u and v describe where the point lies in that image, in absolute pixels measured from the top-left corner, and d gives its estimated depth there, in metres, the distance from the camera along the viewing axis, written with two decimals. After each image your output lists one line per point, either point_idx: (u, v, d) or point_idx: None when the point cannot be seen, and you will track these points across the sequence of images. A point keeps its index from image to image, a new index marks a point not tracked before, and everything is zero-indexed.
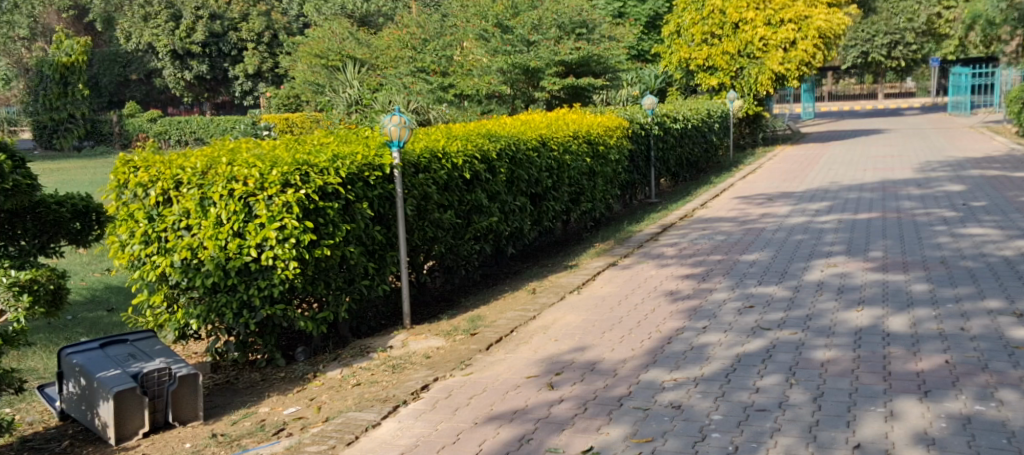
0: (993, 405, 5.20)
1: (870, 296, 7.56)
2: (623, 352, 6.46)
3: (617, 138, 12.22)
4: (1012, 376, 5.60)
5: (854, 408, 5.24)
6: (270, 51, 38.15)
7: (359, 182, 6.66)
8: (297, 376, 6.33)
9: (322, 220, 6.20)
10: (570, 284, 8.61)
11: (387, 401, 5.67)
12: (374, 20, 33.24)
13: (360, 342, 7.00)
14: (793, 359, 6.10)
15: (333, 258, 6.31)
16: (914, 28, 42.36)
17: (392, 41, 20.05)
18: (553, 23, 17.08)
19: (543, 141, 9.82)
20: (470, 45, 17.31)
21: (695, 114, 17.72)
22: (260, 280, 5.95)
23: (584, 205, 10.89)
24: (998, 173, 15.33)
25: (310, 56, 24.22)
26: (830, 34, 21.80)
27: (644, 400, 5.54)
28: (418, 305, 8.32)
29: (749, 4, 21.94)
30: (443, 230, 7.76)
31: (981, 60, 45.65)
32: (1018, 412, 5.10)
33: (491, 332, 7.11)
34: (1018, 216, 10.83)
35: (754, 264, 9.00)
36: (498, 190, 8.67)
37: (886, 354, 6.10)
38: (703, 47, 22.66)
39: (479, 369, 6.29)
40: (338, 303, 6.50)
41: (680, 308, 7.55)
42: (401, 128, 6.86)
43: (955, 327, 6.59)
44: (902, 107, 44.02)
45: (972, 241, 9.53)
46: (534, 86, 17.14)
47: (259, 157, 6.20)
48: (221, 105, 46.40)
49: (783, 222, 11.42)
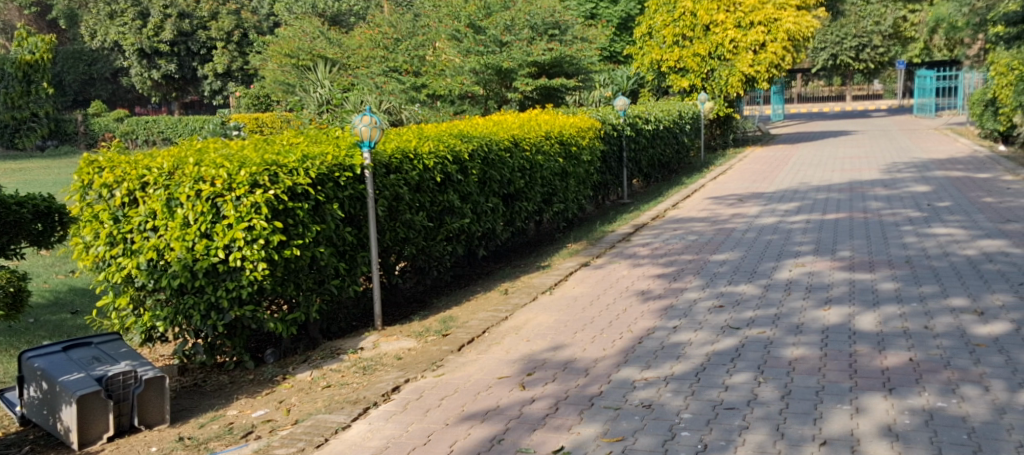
0: (954, 401, 5.26)
1: (837, 295, 7.63)
2: (595, 351, 6.47)
3: (590, 139, 12.25)
4: (973, 373, 5.67)
5: (821, 405, 5.27)
6: (240, 50, 37.70)
7: (330, 182, 6.62)
8: (266, 378, 6.27)
9: (291, 221, 6.15)
10: (543, 284, 8.61)
11: (358, 403, 5.65)
12: (346, 19, 33.41)
13: (331, 343, 6.95)
14: (762, 357, 6.13)
15: (303, 259, 6.27)
16: (882, 31, 42.88)
17: (363, 40, 19.94)
18: (526, 24, 17.06)
19: (515, 141, 9.80)
20: (442, 45, 17.26)
21: (667, 116, 17.77)
22: (228, 282, 5.89)
23: (556, 205, 10.89)
24: (963, 174, 15.56)
25: (280, 55, 24.04)
26: (798, 37, 21.96)
27: (615, 399, 5.54)
28: (390, 306, 8.27)
29: (720, 6, 22.00)
30: (414, 231, 7.74)
31: (945, 63, 46.35)
32: (979, 408, 5.16)
33: (463, 333, 7.10)
34: (982, 217, 10.97)
35: (724, 264, 9.04)
36: (470, 191, 8.64)
37: (853, 352, 6.14)
38: (674, 49, 22.79)
39: (450, 370, 6.28)
40: (309, 304, 6.44)
41: (652, 307, 7.58)
42: (372, 128, 6.83)
43: (919, 325, 6.65)
44: (869, 108, 44.57)
45: (936, 240, 9.64)
46: (507, 87, 17.11)
47: (228, 158, 6.14)
48: (189, 104, 46.02)
49: (753, 222, 11.49)
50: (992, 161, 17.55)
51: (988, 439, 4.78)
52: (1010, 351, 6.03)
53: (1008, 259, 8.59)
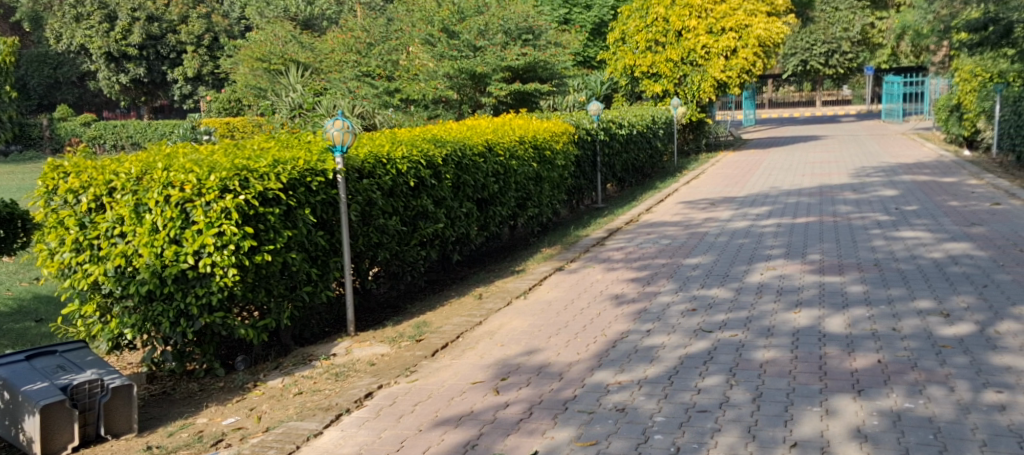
0: (921, 402, 5.31)
1: (807, 297, 7.68)
2: (569, 355, 6.46)
3: (564, 143, 12.25)
4: (939, 374, 5.73)
5: (791, 407, 5.30)
6: (210, 54, 37.38)
7: (301, 187, 6.57)
8: (237, 385, 6.20)
9: (262, 226, 6.09)
10: (517, 289, 8.59)
11: (330, 410, 5.60)
12: (318, 23, 33.32)
13: (303, 350, 6.90)
14: (734, 360, 6.15)
15: (274, 264, 6.21)
16: (850, 37, 43.28)
17: (335, 44, 19.83)
18: (499, 28, 17.00)
19: (489, 146, 9.78)
20: (416, 49, 17.22)
21: (641, 121, 17.82)
22: (198, 288, 5.81)
23: (530, 210, 10.90)
24: (929, 178, 15.74)
25: (251, 59, 23.84)
26: (768, 43, 22.15)
27: (589, 403, 5.53)
28: (364, 312, 8.22)
29: (692, 12, 22.10)
30: (388, 236, 7.71)
31: (913, 69, 46.94)
32: (945, 408, 5.22)
33: (437, 338, 7.06)
34: (948, 220, 11.10)
35: (696, 268, 9.07)
36: (443, 195, 8.61)
37: (823, 354, 6.18)
38: (647, 54, 22.89)
39: (424, 375, 6.24)
40: (281, 310, 6.38)
41: (626, 311, 7.59)
42: (344, 133, 6.80)
43: (888, 328, 6.71)
44: (839, 113, 45.05)
45: (904, 244, 9.74)
46: (481, 91, 17.09)
47: (197, 162, 6.08)
48: (159, 108, 45.60)
49: (725, 227, 11.55)
50: (958, 165, 17.77)
51: (954, 439, 4.83)
52: (975, 352, 6.10)
53: (973, 262, 8.70)
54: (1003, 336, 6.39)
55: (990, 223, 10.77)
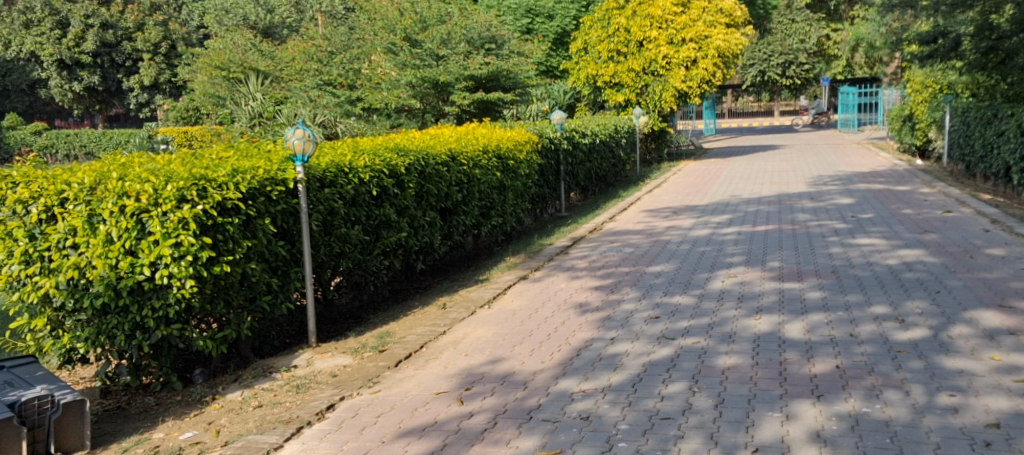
0: (878, 406, 5.34)
1: (768, 304, 7.73)
2: (534, 364, 6.43)
3: (527, 152, 12.23)
4: (895, 378, 5.77)
5: (752, 413, 5.30)
6: (168, 62, 36.89)
7: (261, 196, 6.48)
8: (195, 398, 6.07)
9: (220, 237, 6.00)
10: (481, 298, 8.55)
11: (290, 422, 5.52)
12: (278, 31, 33.14)
13: (263, 361, 6.79)
14: (696, 366, 6.15)
15: (233, 275, 6.11)
16: (806, 49, 43.85)
17: (295, 53, 19.74)
18: (462, 38, 16.98)
19: (452, 155, 9.74)
20: (379, 58, 17.14)
21: (603, 130, 17.87)
22: (154, 300, 5.71)
23: (493, 219, 10.85)
24: (884, 187, 15.97)
25: (209, 67, 23.50)
26: (728, 54, 22.36)
27: (553, 412, 5.50)
28: (326, 323, 8.11)
29: (653, 23, 22.26)
30: (350, 245, 7.63)
31: (867, 81, 47.75)
32: (900, 411, 5.26)
33: (400, 348, 7.00)
34: (902, 228, 11.25)
35: (659, 275, 9.09)
36: (407, 205, 8.56)
37: (783, 360, 6.21)
38: (609, 64, 23.03)
39: (387, 386, 6.18)
40: (240, 322, 6.26)
41: (590, 319, 7.58)
42: (305, 142, 6.75)
43: (845, 333, 6.76)
44: (796, 123, 45.66)
45: (861, 250, 9.85)
46: (445, 100, 17.01)
47: (153, 172, 5.97)
48: (113, 117, 45.04)
49: (687, 235, 11.60)
50: (911, 174, 18.07)
51: (910, 442, 4.87)
52: (929, 356, 6.17)
53: (926, 268, 8.83)
54: (955, 340, 6.48)
55: (942, 230, 10.95)
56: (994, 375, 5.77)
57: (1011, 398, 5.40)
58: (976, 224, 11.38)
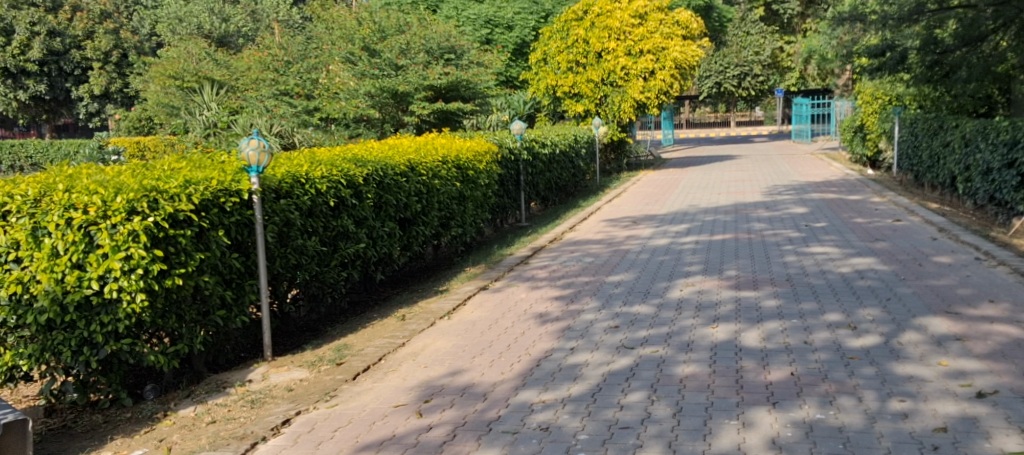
0: (832, 412, 5.38)
1: (724, 312, 7.76)
2: (493, 375, 6.39)
3: (486, 163, 12.18)
4: (849, 385, 5.82)
5: (710, 421, 5.31)
6: (119, 71, 36.27)
7: (215, 207, 6.38)
8: (145, 415, 5.92)
9: (172, 249, 5.88)
10: (441, 309, 8.48)
11: (245, 438, 5.43)
12: (233, 41, 33.00)
13: (216, 376, 6.65)
14: (655, 376, 6.15)
15: (185, 288, 5.99)
16: (761, 61, 44.42)
17: (251, 62, 19.59)
18: (421, 48, 16.95)
19: (411, 166, 9.67)
20: (337, 68, 17.01)
21: (563, 140, 17.90)
22: (103, 315, 5.57)
23: (453, 229, 10.79)
24: (836, 196, 16.18)
25: (162, 76, 23.11)
26: (685, 65, 22.56)
27: (513, 424, 5.46)
28: (282, 336, 7.96)
29: (611, 34, 22.40)
30: (307, 257, 7.52)
31: (819, 92, 48.52)
32: (854, 417, 5.30)
33: (359, 361, 6.92)
34: (854, 236, 11.41)
35: (618, 285, 9.10)
36: (365, 216, 8.49)
37: (739, 368, 6.23)
38: (569, 75, 23.10)
39: (344, 400, 6.09)
40: (193, 335, 6.14)
41: (550, 329, 7.55)
42: (260, 153, 6.67)
43: (800, 341, 6.81)
44: (752, 134, 46.20)
45: (814, 259, 9.97)
46: (404, 110, 16.93)
47: (102, 183, 5.86)
48: (61, 126, 44.27)
49: (646, 244, 11.64)
50: (862, 183, 18.35)
51: (862, 447, 4.90)
52: (880, 362, 6.23)
53: (877, 276, 8.94)
54: (906, 346, 6.55)
55: (892, 239, 11.12)
56: (941, 380, 5.85)
57: (959, 403, 5.47)
58: (925, 232, 11.58)
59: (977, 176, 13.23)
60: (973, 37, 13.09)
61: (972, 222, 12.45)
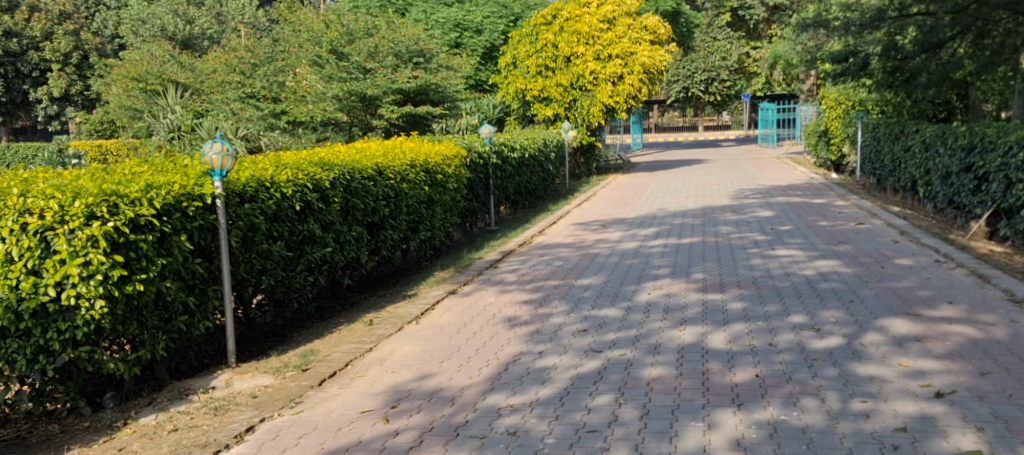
0: (796, 414, 5.40)
1: (692, 315, 7.79)
2: (462, 380, 6.35)
3: (455, 167, 12.11)
4: (811, 386, 5.85)
5: (675, 423, 5.31)
6: (79, 73, 35.89)
7: (177, 212, 6.29)
8: (104, 423, 5.80)
9: (134, 254, 5.80)
10: (409, 314, 8.41)
11: (207, 446, 5.35)
12: (198, 43, 32.72)
13: (179, 384, 6.54)
14: (622, 378, 6.15)
15: (147, 294, 5.89)
16: (728, 66, 45.20)
17: (217, 64, 19.53)
18: (390, 51, 16.80)
19: (379, 169, 9.62)
20: (304, 70, 16.85)
21: (532, 144, 17.88)
22: (60, 323, 5.44)
23: (421, 233, 10.73)
24: (802, 200, 16.28)
25: (125, 79, 22.75)
26: (653, 70, 22.78)
27: (481, 428, 5.42)
28: (247, 342, 7.86)
29: (580, 39, 22.49)
30: (272, 262, 7.43)
31: (784, 97, 49.03)
32: (816, 418, 5.33)
33: (325, 366, 6.85)
34: (818, 239, 11.50)
35: (587, 288, 9.10)
36: (332, 220, 8.41)
37: (706, 370, 6.25)
38: (538, 79, 23.10)
39: (309, 407, 6.02)
40: (155, 342, 6.03)
41: (519, 333, 7.53)
42: (223, 157, 6.60)
43: (765, 343, 6.84)
44: (719, 138, 46.58)
45: (780, 262, 10.03)
46: (372, 114, 16.83)
47: (59, 188, 5.76)
48: (20, 130, 43.63)
49: (615, 248, 11.65)
50: (826, 187, 18.53)
51: (824, 448, 4.93)
52: (843, 363, 6.27)
53: (841, 278, 9.01)
54: (867, 348, 6.60)
55: (855, 242, 11.22)
56: (901, 380, 5.90)
57: (918, 403, 5.52)
58: (887, 235, 11.70)
59: (936, 181, 13.40)
60: (931, 43, 13.10)
61: (932, 225, 12.60)
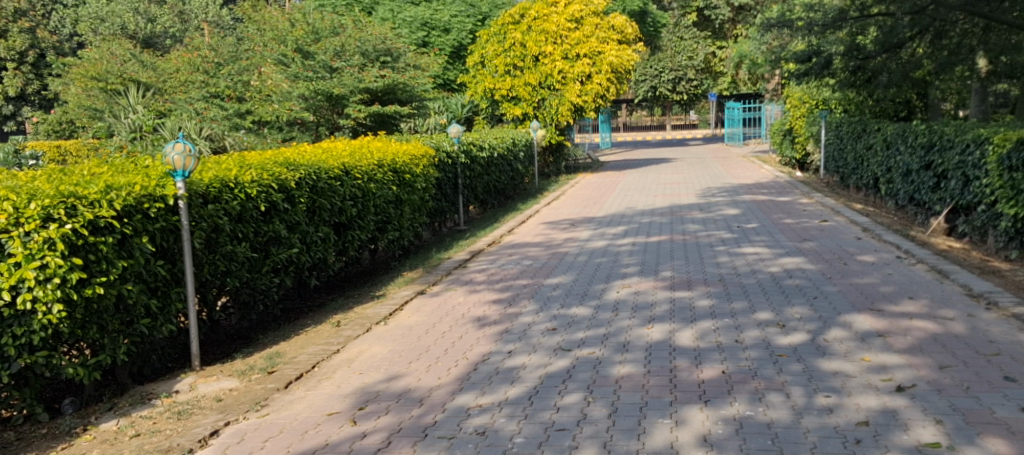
0: (761, 409, 5.41)
1: (660, 313, 7.80)
2: (430, 380, 6.30)
3: (424, 166, 12.04)
4: (777, 381, 5.87)
5: (644, 421, 5.30)
6: (36, 72, 35.31)
7: (138, 213, 6.18)
8: (63, 430, 5.68)
9: (93, 257, 5.69)
10: (377, 315, 8.34)
11: (170, 452, 5.26)
12: (160, 42, 32.38)
13: (142, 388, 6.42)
14: (591, 377, 6.13)
15: (107, 297, 5.78)
16: (695, 65, 45.32)
17: (179, 64, 19.31)
18: (356, 50, 16.68)
19: (345, 169, 9.53)
20: (268, 70, 16.69)
21: (501, 143, 17.84)
22: (16, 327, 5.31)
23: (389, 233, 10.65)
24: (767, 197, 16.43)
25: (85, 78, 22.36)
26: (620, 69, 22.87)
27: (449, 429, 5.37)
28: (212, 345, 7.75)
29: (548, 38, 22.44)
30: (237, 263, 7.32)
31: (750, 96, 49.46)
32: (782, 413, 5.35)
33: (291, 369, 6.77)
34: (783, 236, 11.59)
35: (556, 287, 9.09)
36: (298, 220, 8.32)
37: (673, 367, 6.25)
38: (506, 78, 22.92)
39: (275, 410, 5.94)
40: (115, 346, 5.90)
41: (488, 333, 7.49)
42: (186, 157, 6.50)
43: (731, 339, 6.86)
44: (686, 137, 46.91)
45: (746, 259, 10.08)
46: (339, 113, 16.70)
47: (14, 189, 5.63)
48: None
49: (584, 246, 11.65)
50: (791, 185, 18.68)
51: (789, 443, 4.95)
52: (807, 359, 6.30)
53: (805, 275, 9.08)
54: (831, 344, 6.64)
55: (819, 239, 11.31)
56: (864, 375, 5.94)
57: (880, 397, 5.55)
58: (850, 232, 11.81)
59: (898, 179, 13.56)
60: (892, 43, 13.31)
61: (894, 222, 12.75)
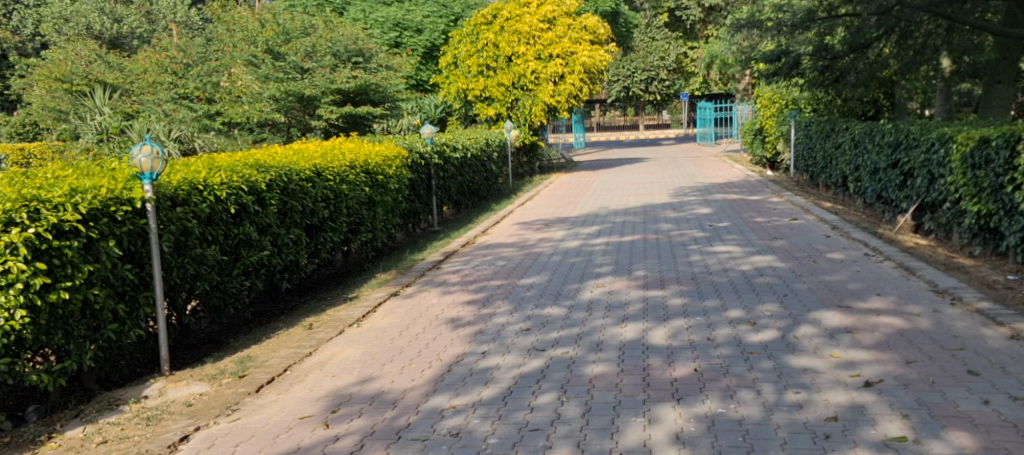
0: (733, 406, 5.43)
1: (633, 312, 7.81)
2: (403, 382, 6.26)
3: (396, 167, 11.98)
4: (749, 379, 5.90)
5: (617, 419, 5.30)
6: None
7: (104, 217, 6.09)
8: (27, 438, 5.57)
9: (57, 261, 5.61)
10: (349, 317, 8.29)
11: None
12: (126, 43, 32.01)
13: (109, 394, 6.32)
14: (565, 376, 6.13)
15: (72, 303, 5.70)
16: (666, 65, 45.49)
17: (147, 65, 19.07)
18: (328, 51, 16.63)
19: (316, 171, 9.46)
20: (238, 70, 16.41)
21: (474, 144, 17.79)
22: None
23: (362, 235, 10.58)
24: (738, 196, 16.53)
25: (48, 79, 21.96)
26: (593, 70, 22.94)
27: (422, 430, 5.35)
28: (182, 349, 7.65)
29: (521, 38, 22.46)
30: (207, 266, 7.23)
31: (722, 96, 49.74)
32: (753, 410, 5.37)
33: (262, 372, 6.70)
34: (754, 235, 11.66)
35: (530, 287, 9.07)
36: (269, 222, 8.25)
37: (646, 366, 6.25)
38: (479, 78, 22.90)
39: (246, 414, 5.88)
40: (82, 351, 5.81)
41: (462, 334, 7.46)
42: (153, 159, 6.43)
43: (703, 337, 6.87)
44: (659, 137, 47.09)
45: (717, 258, 10.13)
46: (311, 114, 16.62)
47: None
48: None
49: (558, 246, 11.65)
50: (762, 184, 18.81)
51: (760, 439, 4.97)
52: (778, 356, 6.33)
53: (776, 273, 9.13)
54: (801, 340, 6.68)
55: (789, 237, 11.39)
56: (833, 371, 5.98)
57: (849, 392, 5.59)
58: (819, 230, 11.90)
59: (866, 177, 13.69)
60: (858, 43, 13.52)
61: (863, 220, 12.87)
